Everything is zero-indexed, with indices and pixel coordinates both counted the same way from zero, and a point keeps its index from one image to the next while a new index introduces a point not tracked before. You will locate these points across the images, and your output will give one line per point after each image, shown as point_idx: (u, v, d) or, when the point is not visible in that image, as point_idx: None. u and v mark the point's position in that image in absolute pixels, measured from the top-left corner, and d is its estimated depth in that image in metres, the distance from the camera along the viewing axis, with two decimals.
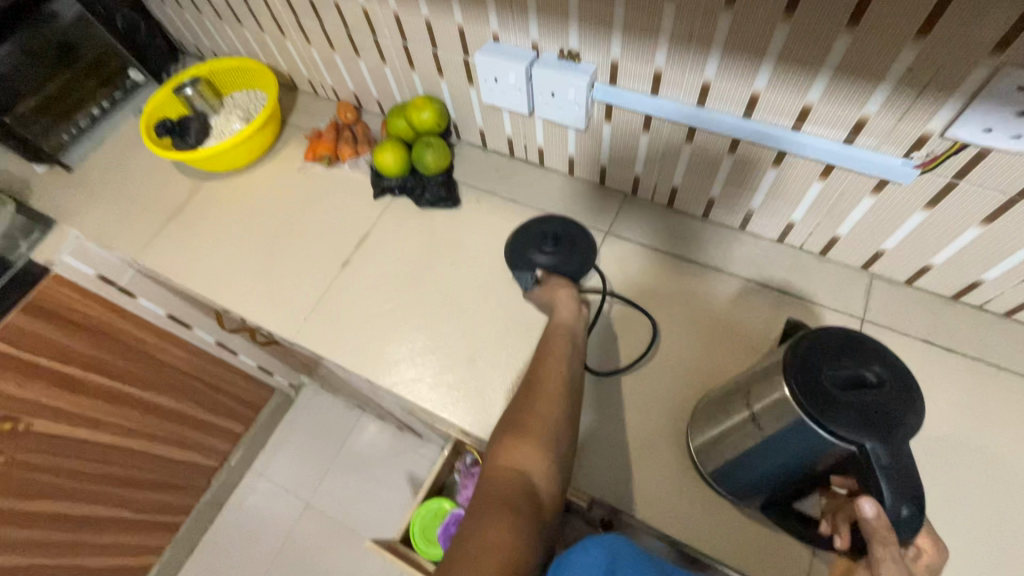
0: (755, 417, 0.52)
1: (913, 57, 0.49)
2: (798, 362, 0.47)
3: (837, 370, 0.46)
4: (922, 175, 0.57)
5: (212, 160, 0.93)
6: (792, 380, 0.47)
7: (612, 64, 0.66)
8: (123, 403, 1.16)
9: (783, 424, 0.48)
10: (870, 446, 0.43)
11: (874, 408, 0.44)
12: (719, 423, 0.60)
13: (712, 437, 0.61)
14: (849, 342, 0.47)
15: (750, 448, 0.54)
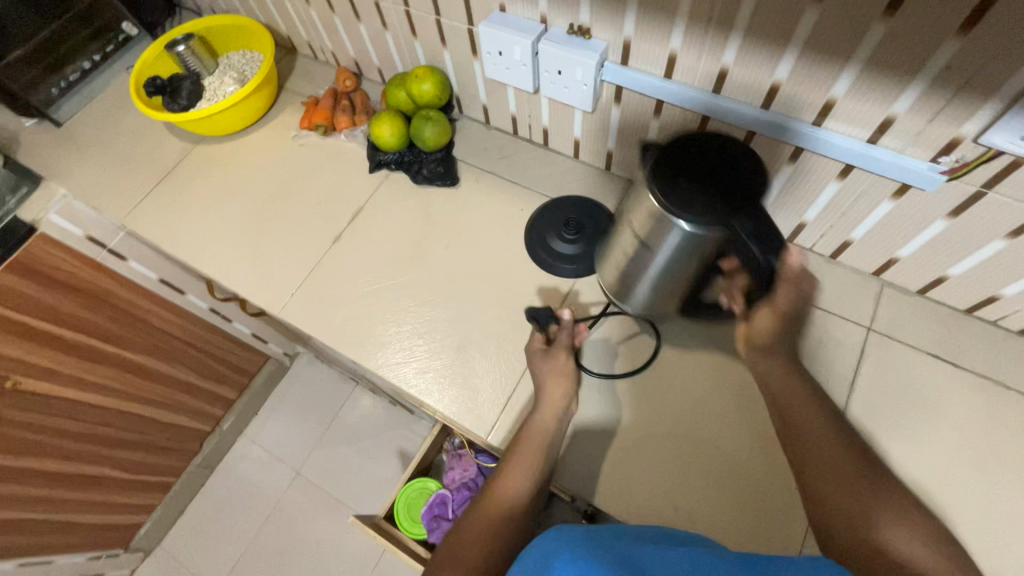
0: (645, 241, 0.55)
1: (951, 54, 0.44)
2: (661, 190, 0.49)
3: (692, 171, 0.50)
4: (948, 182, 0.53)
5: (204, 123, 0.90)
6: (665, 199, 0.49)
7: (624, 44, 0.62)
8: (114, 365, 1.15)
9: (666, 236, 0.52)
10: (733, 222, 0.47)
11: (726, 188, 0.48)
12: (614, 250, 0.63)
13: (620, 270, 0.64)
14: (702, 152, 0.51)
15: (653, 270, 0.59)
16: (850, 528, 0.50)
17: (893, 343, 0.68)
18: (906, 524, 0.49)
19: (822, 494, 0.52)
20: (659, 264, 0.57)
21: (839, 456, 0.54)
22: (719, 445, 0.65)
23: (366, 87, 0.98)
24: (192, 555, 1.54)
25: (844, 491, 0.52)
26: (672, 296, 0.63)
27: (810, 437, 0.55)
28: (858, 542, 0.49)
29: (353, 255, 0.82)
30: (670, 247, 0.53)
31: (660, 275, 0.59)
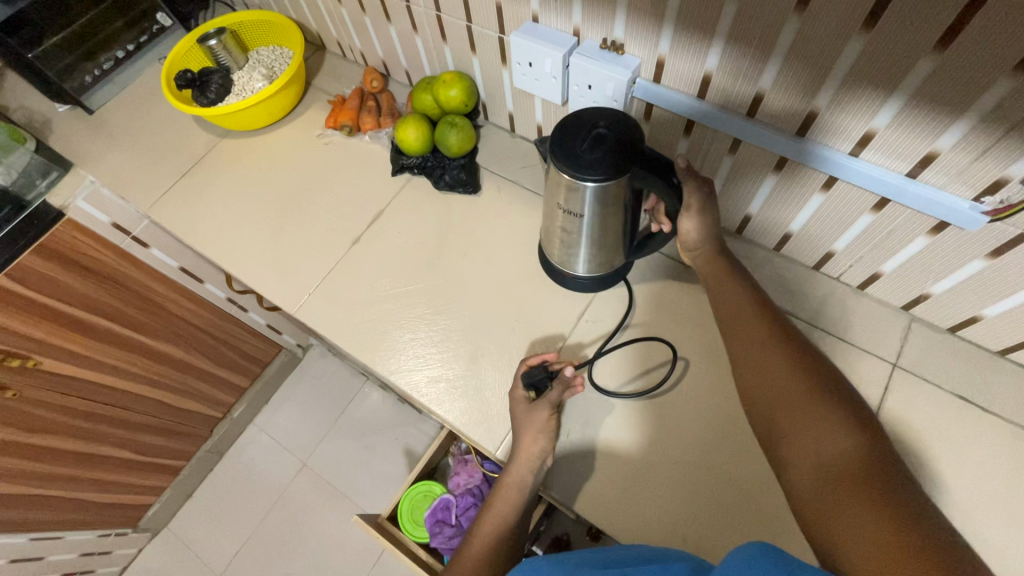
0: (571, 211, 0.57)
1: (1004, 93, 0.43)
2: (571, 162, 0.51)
3: (590, 138, 0.52)
4: (990, 223, 0.51)
5: (231, 118, 0.90)
6: (576, 170, 0.51)
7: (658, 61, 0.61)
8: (133, 350, 1.17)
9: (582, 199, 0.54)
10: (636, 170, 0.51)
11: (622, 144, 0.51)
12: (552, 228, 0.65)
13: (561, 241, 0.65)
14: (589, 118, 0.53)
15: (589, 233, 0.61)
16: (798, 449, 0.48)
17: (920, 382, 0.66)
18: (857, 430, 0.46)
19: (773, 417, 0.51)
20: (588, 229, 0.60)
21: (787, 379, 0.52)
22: (735, 477, 0.63)
23: (392, 88, 0.98)
24: (197, 539, 1.56)
25: (792, 412, 0.50)
26: (613, 250, 0.65)
27: (763, 364, 0.54)
28: (809, 462, 0.47)
29: (372, 258, 0.81)
30: (591, 211, 0.56)
31: (596, 237, 0.61)
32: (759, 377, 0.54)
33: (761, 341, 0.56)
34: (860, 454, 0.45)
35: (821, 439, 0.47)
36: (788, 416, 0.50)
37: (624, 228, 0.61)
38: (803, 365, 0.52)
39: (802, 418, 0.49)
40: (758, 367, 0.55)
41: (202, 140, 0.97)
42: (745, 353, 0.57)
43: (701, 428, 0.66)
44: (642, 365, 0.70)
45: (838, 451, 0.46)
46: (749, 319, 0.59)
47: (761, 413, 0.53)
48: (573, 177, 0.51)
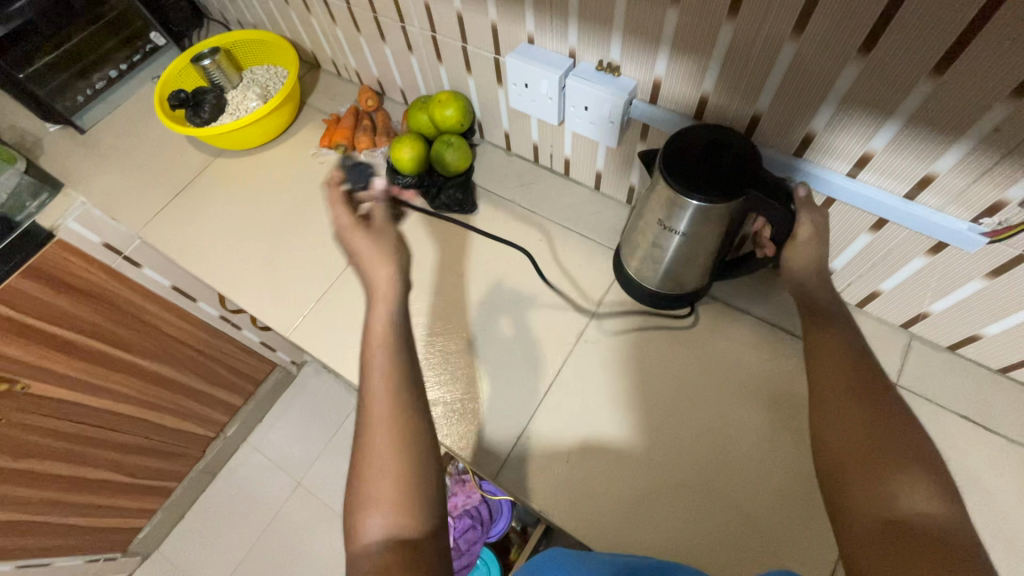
0: (667, 225, 0.57)
1: (1002, 118, 0.43)
2: (679, 177, 0.52)
3: (704, 159, 0.53)
4: (990, 244, 0.51)
5: (226, 137, 0.90)
6: (683, 185, 0.51)
7: (654, 82, 0.61)
8: (125, 371, 1.15)
9: (685, 215, 0.54)
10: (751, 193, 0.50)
11: (736, 168, 0.51)
12: (639, 239, 0.64)
13: (644, 253, 0.65)
14: (700, 142, 0.54)
15: (681, 252, 0.60)
16: (888, 505, 0.42)
17: (921, 401, 0.65)
18: (945, 498, 0.41)
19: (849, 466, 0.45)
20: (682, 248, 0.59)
21: (859, 421, 0.46)
22: (737, 500, 0.62)
23: (388, 107, 0.98)
24: (189, 562, 1.53)
25: (873, 461, 0.44)
26: (699, 271, 0.64)
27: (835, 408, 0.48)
28: (878, 515, 0.42)
29: None
30: (692, 229, 0.55)
31: (687, 256, 0.61)
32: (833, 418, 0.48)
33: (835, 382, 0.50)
34: (949, 524, 0.40)
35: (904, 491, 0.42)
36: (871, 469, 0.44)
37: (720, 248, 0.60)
38: (878, 411, 0.47)
39: (887, 470, 0.43)
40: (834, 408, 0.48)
41: (196, 160, 0.96)
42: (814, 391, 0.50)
43: (702, 451, 0.65)
44: (643, 387, 0.69)
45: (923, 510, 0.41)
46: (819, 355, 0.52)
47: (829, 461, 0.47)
48: (681, 193, 0.52)
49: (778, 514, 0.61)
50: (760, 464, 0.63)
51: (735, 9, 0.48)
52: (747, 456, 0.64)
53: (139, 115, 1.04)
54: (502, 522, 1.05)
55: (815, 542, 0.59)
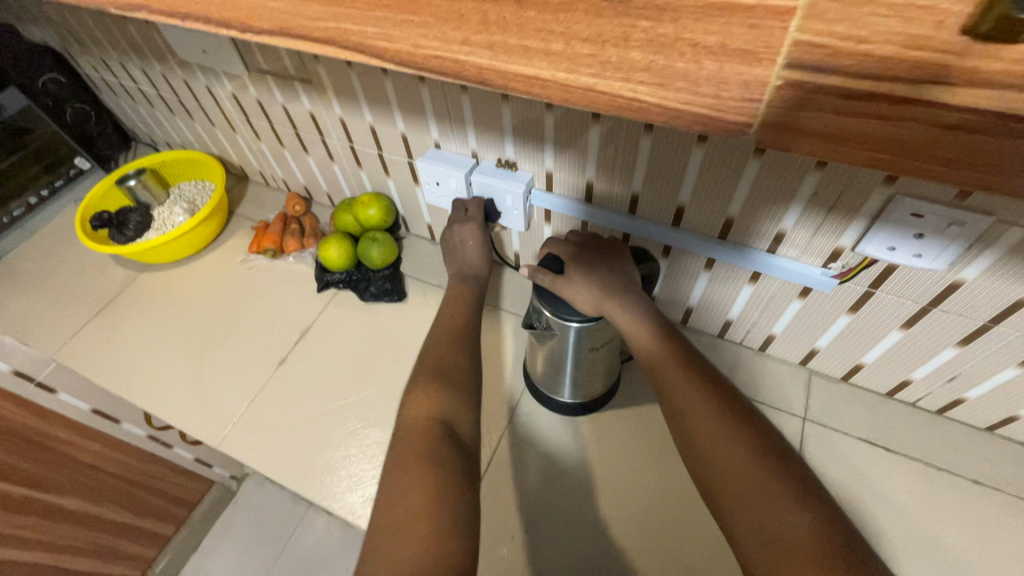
0: (592, 346, 0.62)
1: (817, 183, 0.52)
2: (548, 302, 0.57)
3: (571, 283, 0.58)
4: (841, 284, 0.60)
5: (151, 253, 0.91)
6: (555, 310, 0.57)
7: (547, 174, 0.69)
8: (33, 511, 1.04)
9: (567, 332, 0.59)
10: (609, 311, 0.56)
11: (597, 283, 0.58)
12: (543, 353, 0.67)
13: (548, 365, 0.69)
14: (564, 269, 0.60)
15: (590, 364, 0.66)
16: (771, 512, 0.41)
17: (828, 432, 0.71)
18: (795, 495, 0.41)
19: (739, 497, 0.43)
20: (569, 356, 0.63)
21: (706, 410, 0.48)
22: (680, 556, 0.62)
23: (316, 210, 1.02)
24: None
25: (726, 459, 0.45)
26: (602, 375, 0.70)
27: (724, 448, 0.45)
28: (751, 525, 0.41)
29: (298, 377, 0.80)
30: (573, 342, 0.60)
31: (592, 367, 0.66)
32: (709, 450, 0.46)
33: (704, 418, 0.47)
34: (795, 514, 0.40)
35: (812, 558, 0.37)
36: (765, 506, 0.41)
37: (606, 351, 0.65)
38: (724, 411, 0.47)
39: (742, 479, 0.43)
40: (710, 421, 0.47)
41: (121, 279, 0.96)
42: (705, 457, 0.46)
43: (638, 509, 0.66)
44: (578, 452, 0.71)
45: (814, 544, 0.38)
46: (692, 411, 0.48)
47: (735, 534, 0.42)
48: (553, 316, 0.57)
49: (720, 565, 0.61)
50: (697, 512, 0.65)
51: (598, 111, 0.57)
52: (684, 506, 0.66)
53: (60, 238, 1.04)
54: None
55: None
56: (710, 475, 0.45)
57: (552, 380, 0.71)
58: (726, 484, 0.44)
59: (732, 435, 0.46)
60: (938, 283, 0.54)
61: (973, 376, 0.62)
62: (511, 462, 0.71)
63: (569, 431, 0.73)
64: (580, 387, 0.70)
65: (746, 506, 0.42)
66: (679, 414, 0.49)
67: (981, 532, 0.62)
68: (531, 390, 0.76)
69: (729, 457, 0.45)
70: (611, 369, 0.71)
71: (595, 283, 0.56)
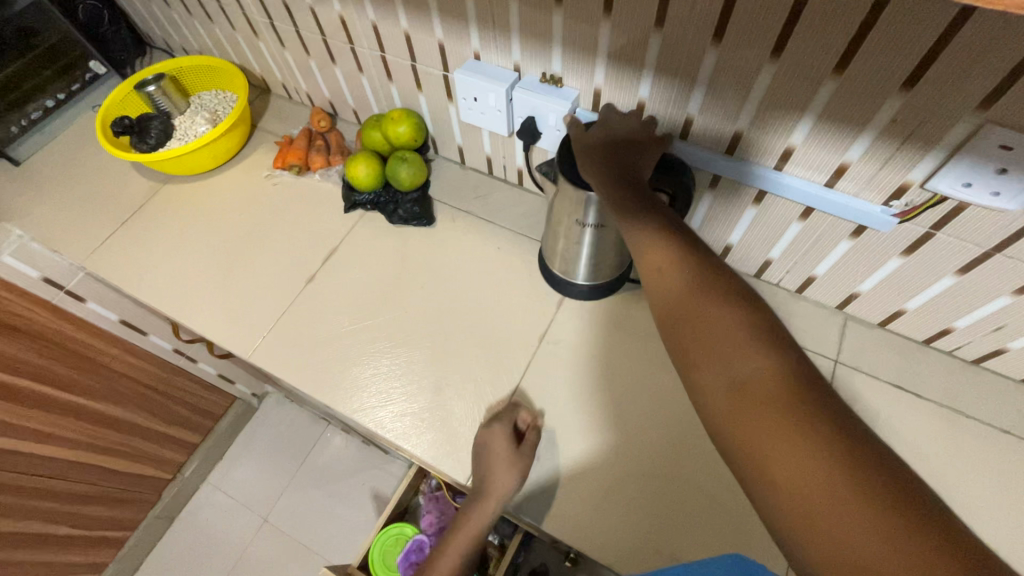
0: (579, 220, 0.62)
1: (897, 108, 0.48)
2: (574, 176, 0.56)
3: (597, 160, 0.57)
4: (900, 224, 0.57)
5: (174, 162, 0.88)
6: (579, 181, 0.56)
7: (594, 92, 0.65)
8: (69, 413, 1.08)
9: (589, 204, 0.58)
10: None
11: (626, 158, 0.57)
12: (558, 240, 0.69)
13: (564, 252, 0.70)
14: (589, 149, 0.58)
15: (594, 243, 0.65)
16: (747, 365, 0.40)
17: (859, 375, 0.70)
18: (772, 348, 0.40)
19: (716, 356, 0.41)
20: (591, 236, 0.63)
21: (684, 273, 0.45)
22: (704, 486, 0.64)
23: (340, 127, 0.99)
24: None
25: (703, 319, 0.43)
26: (617, 252, 0.69)
27: (703, 309, 0.43)
28: (724, 381, 0.40)
29: (327, 296, 0.80)
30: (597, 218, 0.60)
31: (598, 245, 0.65)
32: (687, 312, 0.44)
33: (681, 279, 0.45)
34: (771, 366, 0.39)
35: (780, 403, 0.37)
36: (741, 361, 0.40)
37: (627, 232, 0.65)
38: (704, 274, 0.45)
39: (718, 338, 0.41)
40: (687, 284, 0.45)
41: (144, 190, 0.94)
42: (686, 321, 0.44)
43: (665, 441, 0.67)
44: (605, 383, 0.71)
45: (784, 391, 0.37)
46: (669, 273, 0.45)
47: (705, 388, 0.41)
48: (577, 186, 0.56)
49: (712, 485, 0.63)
50: None
51: (662, 20, 0.53)
52: (711, 440, 0.66)
53: (79, 146, 1.01)
54: None
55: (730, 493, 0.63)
56: (686, 336, 0.43)
57: (568, 261, 0.71)
58: (701, 345, 0.42)
59: (712, 295, 0.43)
60: (1009, 227, 0.51)
61: (1021, 327, 0.60)
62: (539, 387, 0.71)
63: (597, 363, 0.72)
64: (594, 270, 0.71)
65: (722, 362, 0.41)
66: (654, 274, 0.46)
67: (1003, 479, 0.62)
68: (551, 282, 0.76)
69: (708, 314, 0.43)
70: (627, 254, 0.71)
71: (596, 171, 0.53)
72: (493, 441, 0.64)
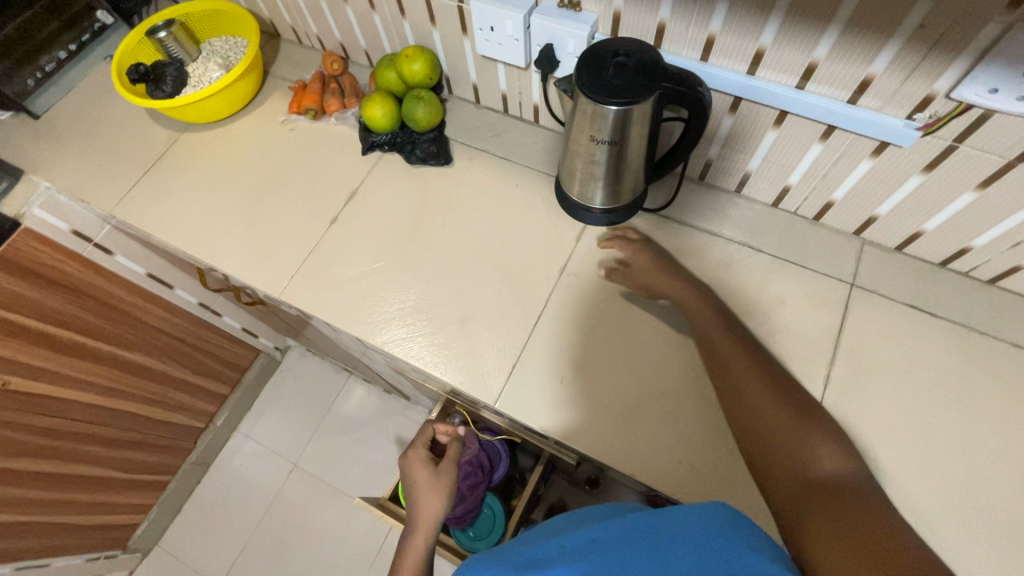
0: (596, 138, 0.62)
1: (925, 13, 0.47)
2: (591, 88, 0.57)
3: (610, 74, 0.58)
4: (923, 138, 0.57)
5: (190, 109, 0.89)
6: (596, 94, 0.57)
7: (614, 14, 0.64)
8: (107, 363, 1.13)
9: (604, 120, 0.59)
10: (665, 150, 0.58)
11: (642, 70, 0.57)
12: (575, 162, 0.69)
13: (582, 175, 0.71)
14: (601, 64, 0.59)
15: (611, 162, 0.66)
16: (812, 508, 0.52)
17: (875, 298, 0.72)
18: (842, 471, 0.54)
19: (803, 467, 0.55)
20: (608, 155, 0.64)
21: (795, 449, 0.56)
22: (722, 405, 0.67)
23: (352, 70, 0.98)
24: (190, 552, 1.52)
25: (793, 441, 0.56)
26: (635, 173, 0.70)
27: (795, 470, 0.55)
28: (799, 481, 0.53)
29: (350, 236, 0.82)
30: (614, 135, 0.61)
31: (615, 165, 0.66)
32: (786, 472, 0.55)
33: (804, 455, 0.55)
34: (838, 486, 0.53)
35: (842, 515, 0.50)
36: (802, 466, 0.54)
37: (643, 150, 0.66)
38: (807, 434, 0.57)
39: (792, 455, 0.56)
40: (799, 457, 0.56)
41: (162, 139, 0.95)
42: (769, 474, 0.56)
43: (683, 366, 0.69)
44: (624, 312, 0.73)
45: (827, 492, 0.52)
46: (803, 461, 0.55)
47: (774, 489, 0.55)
48: (596, 100, 0.57)
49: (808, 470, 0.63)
50: None
51: None
52: None
53: (94, 97, 1.01)
54: (503, 465, 1.04)
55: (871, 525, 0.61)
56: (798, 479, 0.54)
57: (583, 185, 0.73)
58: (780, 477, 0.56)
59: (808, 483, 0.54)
60: None
61: None
62: (559, 318, 0.73)
63: (615, 292, 0.74)
64: (610, 192, 0.72)
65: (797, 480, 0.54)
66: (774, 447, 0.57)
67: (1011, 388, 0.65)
68: (571, 211, 0.78)
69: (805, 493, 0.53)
70: (644, 177, 0.72)
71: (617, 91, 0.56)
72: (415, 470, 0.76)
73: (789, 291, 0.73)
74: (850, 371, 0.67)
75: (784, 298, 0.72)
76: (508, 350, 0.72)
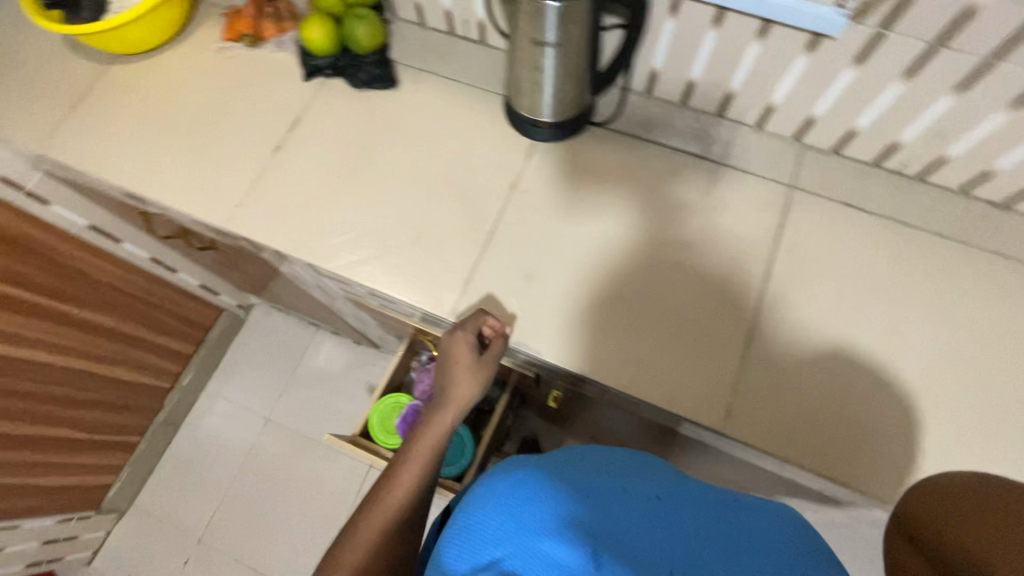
0: (538, 40, 0.61)
1: None
2: None
3: None
4: (852, 27, 0.58)
5: (114, 37, 0.83)
6: None
7: None
8: (57, 321, 1.09)
9: (544, 18, 0.58)
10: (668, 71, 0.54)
11: None
12: (521, 72, 0.69)
13: (529, 85, 0.70)
14: None
15: (556, 68, 0.65)
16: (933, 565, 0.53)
17: (813, 200, 0.74)
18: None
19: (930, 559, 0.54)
20: (552, 60, 0.64)
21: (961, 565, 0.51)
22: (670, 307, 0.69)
23: None
24: (166, 510, 1.52)
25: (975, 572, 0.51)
26: (582, 82, 0.69)
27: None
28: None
29: (295, 164, 0.80)
30: (555, 35, 0.60)
31: (560, 71, 0.66)
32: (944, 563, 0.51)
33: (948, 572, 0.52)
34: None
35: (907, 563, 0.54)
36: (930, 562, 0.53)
37: (587, 54, 0.65)
38: None
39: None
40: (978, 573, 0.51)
41: (88, 73, 0.89)
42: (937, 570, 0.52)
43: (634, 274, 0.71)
44: (576, 225, 0.74)
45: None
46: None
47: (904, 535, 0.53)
48: None
49: (784, 377, 0.66)
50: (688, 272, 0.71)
51: None
52: (675, 268, 0.71)
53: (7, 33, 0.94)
54: None
55: (855, 436, 0.64)
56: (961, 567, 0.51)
57: (533, 97, 0.72)
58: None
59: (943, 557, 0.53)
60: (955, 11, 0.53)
61: (961, 128, 0.64)
62: (512, 234, 0.74)
63: (566, 207, 0.75)
64: (558, 105, 0.72)
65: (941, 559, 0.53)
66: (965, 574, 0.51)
67: (931, 275, 0.70)
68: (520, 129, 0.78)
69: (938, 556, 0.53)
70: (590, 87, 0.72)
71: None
72: (457, 348, 0.65)
73: (733, 197, 0.75)
74: (787, 267, 0.71)
75: (728, 204, 0.75)
76: (462, 267, 0.73)
